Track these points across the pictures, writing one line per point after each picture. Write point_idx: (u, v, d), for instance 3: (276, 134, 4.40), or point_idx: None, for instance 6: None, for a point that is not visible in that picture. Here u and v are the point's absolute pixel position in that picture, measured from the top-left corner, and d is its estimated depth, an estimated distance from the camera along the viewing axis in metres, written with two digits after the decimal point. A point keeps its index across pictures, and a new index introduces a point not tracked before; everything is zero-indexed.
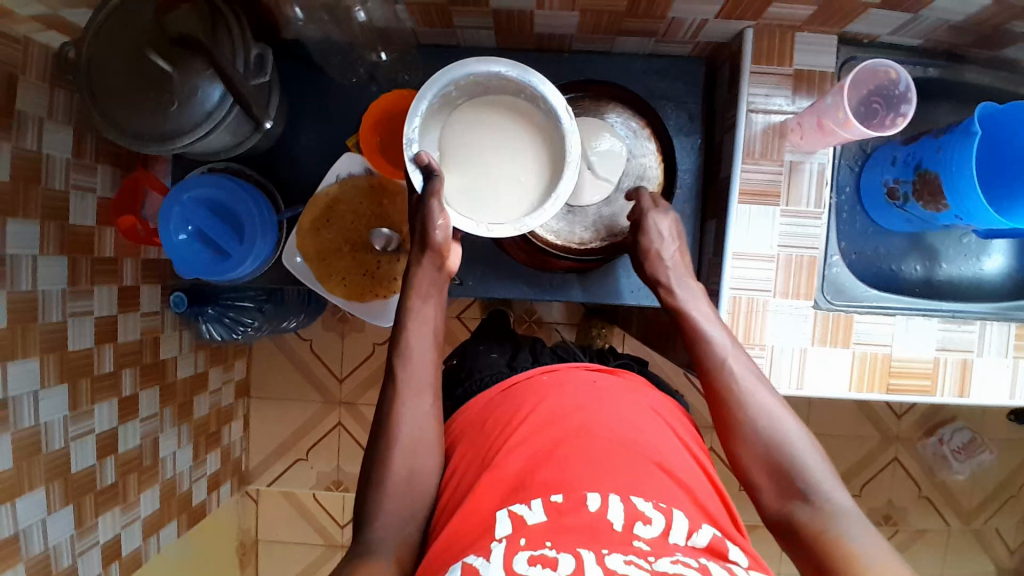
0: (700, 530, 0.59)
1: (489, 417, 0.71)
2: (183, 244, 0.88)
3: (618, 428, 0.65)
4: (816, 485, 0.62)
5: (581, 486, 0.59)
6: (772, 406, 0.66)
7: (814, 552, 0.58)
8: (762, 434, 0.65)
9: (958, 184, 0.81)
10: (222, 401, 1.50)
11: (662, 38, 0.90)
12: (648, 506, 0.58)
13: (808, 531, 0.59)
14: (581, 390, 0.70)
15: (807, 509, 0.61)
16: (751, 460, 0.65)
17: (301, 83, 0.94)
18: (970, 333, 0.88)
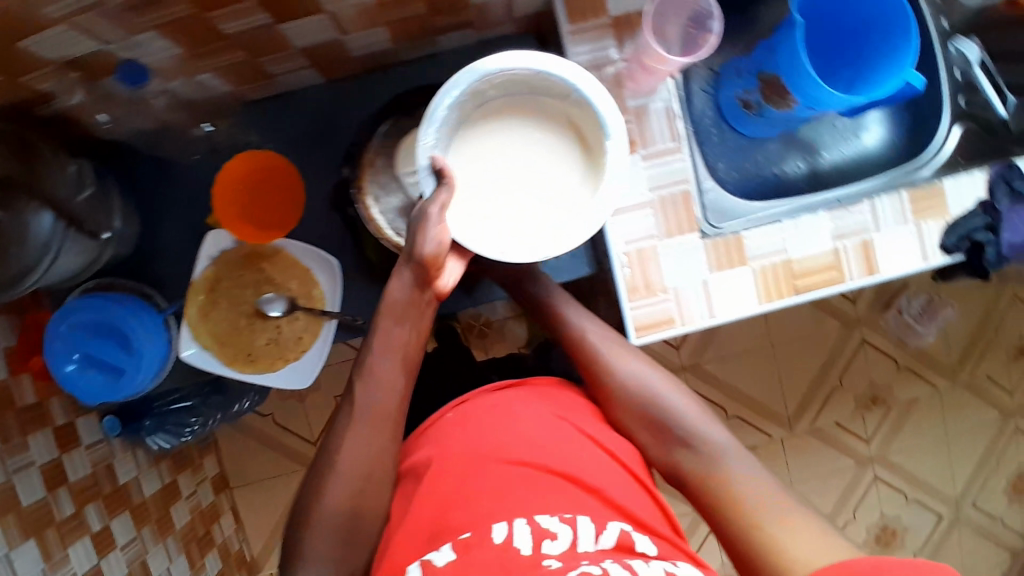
0: (605, 532, 0.64)
1: (404, 466, 0.74)
2: (74, 374, 0.85)
3: (519, 448, 0.70)
4: (693, 432, 0.73)
5: (488, 518, 0.64)
6: (646, 374, 0.77)
7: (703, 490, 0.70)
8: (642, 401, 0.75)
9: (797, 77, 0.80)
10: (202, 501, 1.47)
11: (480, 25, 0.89)
12: (553, 522, 0.63)
13: (690, 472, 0.71)
14: (482, 416, 0.74)
15: (691, 455, 0.72)
16: (635, 426, 0.76)
17: (145, 178, 0.92)
18: (860, 213, 0.87)
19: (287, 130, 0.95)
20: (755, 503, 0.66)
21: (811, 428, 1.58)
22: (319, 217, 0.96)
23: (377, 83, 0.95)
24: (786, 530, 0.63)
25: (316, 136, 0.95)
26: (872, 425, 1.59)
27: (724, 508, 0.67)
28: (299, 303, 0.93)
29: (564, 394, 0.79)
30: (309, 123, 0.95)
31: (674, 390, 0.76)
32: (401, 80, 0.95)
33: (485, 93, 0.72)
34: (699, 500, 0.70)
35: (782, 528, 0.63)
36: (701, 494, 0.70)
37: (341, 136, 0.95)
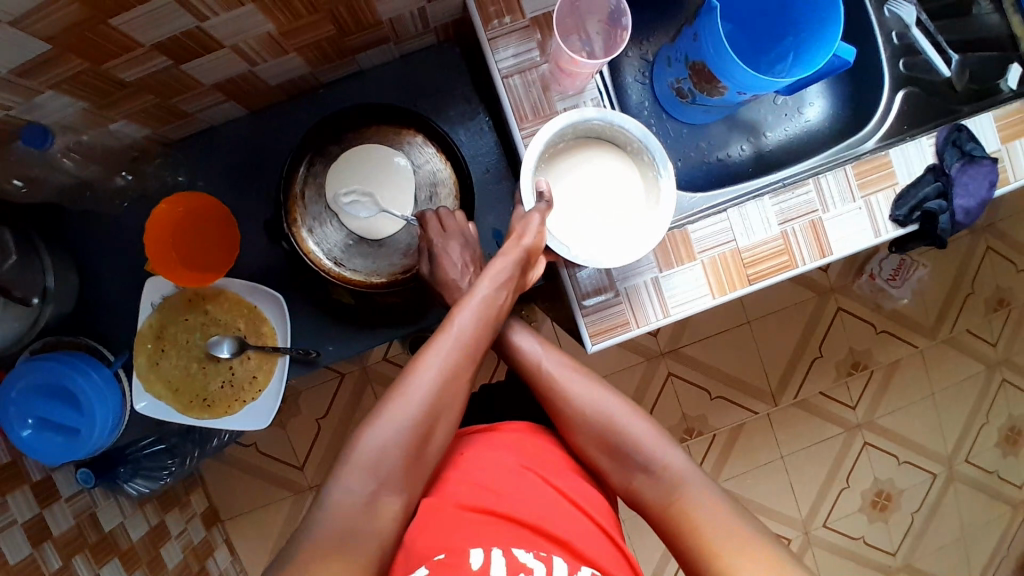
0: (580, 575, 0.62)
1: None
2: (30, 438, 0.83)
3: (491, 482, 0.68)
4: (652, 457, 0.73)
5: (464, 544, 0.61)
6: (602, 398, 0.77)
7: (664, 518, 0.70)
8: (600, 427, 0.75)
9: (722, 62, 0.77)
10: (193, 539, 1.46)
11: (399, 39, 0.87)
12: (529, 558, 0.61)
13: (650, 499, 0.72)
14: (456, 462, 0.72)
15: (650, 481, 0.72)
16: (595, 452, 0.75)
17: (77, 231, 0.90)
18: (807, 193, 0.86)
19: (216, 166, 0.92)
20: (716, 533, 0.66)
21: (795, 400, 1.57)
22: (260, 250, 0.94)
23: (304, 109, 0.93)
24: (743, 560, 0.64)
25: (247, 168, 0.93)
26: (857, 392, 1.59)
27: (686, 537, 0.67)
28: (249, 342, 0.91)
29: (538, 439, 0.75)
30: (239, 156, 0.92)
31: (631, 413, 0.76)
32: (327, 103, 0.93)
33: (570, 135, 0.81)
34: (661, 527, 0.70)
35: (740, 557, 0.64)
36: (663, 519, 0.70)
37: (272, 165, 0.93)
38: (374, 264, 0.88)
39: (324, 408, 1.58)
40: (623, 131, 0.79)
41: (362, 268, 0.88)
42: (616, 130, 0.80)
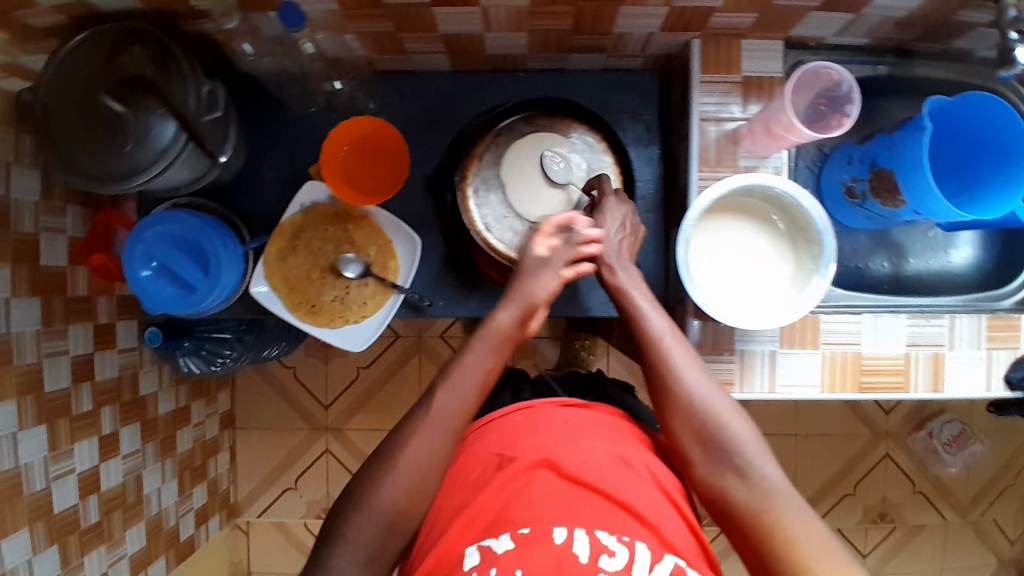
0: (662, 562, 0.64)
1: (463, 456, 0.76)
2: (148, 281, 0.87)
3: (587, 463, 0.70)
4: (750, 462, 0.71)
5: (548, 519, 0.65)
6: (711, 390, 0.75)
7: (750, 523, 0.68)
8: (702, 416, 0.73)
9: (913, 179, 0.81)
10: (206, 434, 1.52)
11: (613, 54, 0.90)
12: (612, 540, 0.64)
13: (740, 501, 0.69)
14: (552, 427, 0.74)
15: (742, 484, 0.70)
16: (688, 441, 0.74)
17: (261, 117, 0.96)
18: (939, 326, 0.88)
19: (402, 104, 0.97)
20: (809, 549, 0.65)
21: None
22: (410, 194, 0.98)
23: (500, 83, 0.96)
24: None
25: (430, 117, 0.97)
26: (873, 541, 1.56)
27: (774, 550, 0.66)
28: (373, 270, 0.95)
29: (625, 425, 0.78)
30: (426, 104, 0.97)
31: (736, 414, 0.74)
32: (521, 86, 0.96)
33: (751, 196, 0.80)
34: (744, 532, 0.69)
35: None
36: (748, 526, 0.68)
37: (452, 122, 0.97)
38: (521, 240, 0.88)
39: (369, 360, 1.61)
40: (805, 214, 0.77)
41: (507, 242, 0.88)
42: (798, 211, 0.77)
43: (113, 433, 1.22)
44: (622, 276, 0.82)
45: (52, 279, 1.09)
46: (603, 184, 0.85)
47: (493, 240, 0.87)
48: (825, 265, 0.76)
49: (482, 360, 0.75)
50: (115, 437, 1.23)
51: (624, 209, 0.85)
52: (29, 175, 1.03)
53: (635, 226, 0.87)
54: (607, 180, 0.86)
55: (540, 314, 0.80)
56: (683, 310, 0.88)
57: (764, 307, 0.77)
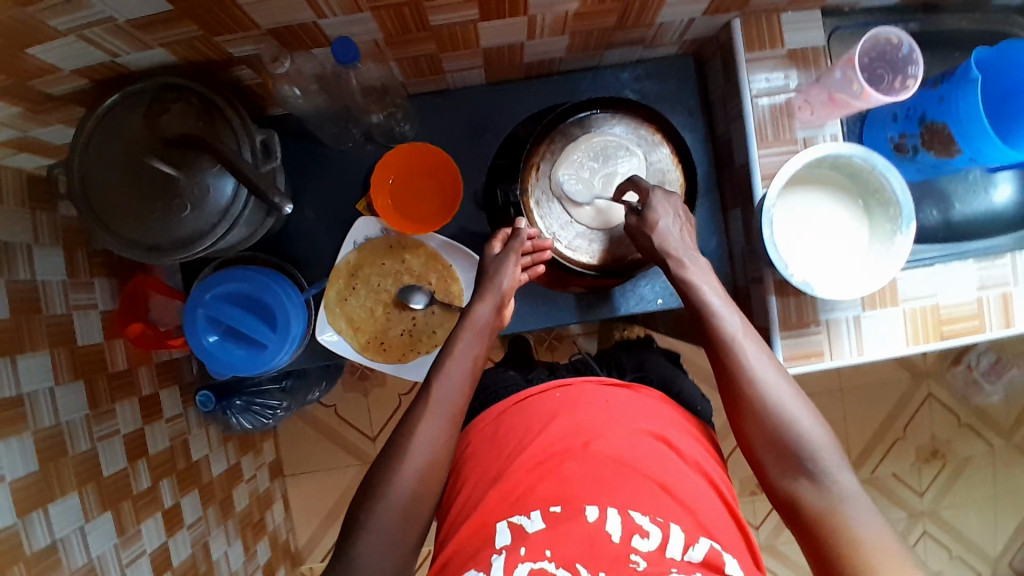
0: (696, 545, 0.67)
1: (501, 429, 0.80)
2: (216, 345, 0.84)
3: (618, 442, 0.74)
4: (824, 469, 0.67)
5: (581, 500, 0.69)
6: (788, 393, 0.71)
7: (819, 532, 0.65)
8: (775, 423, 0.70)
9: (969, 129, 0.82)
10: (259, 487, 1.49)
11: (649, 45, 0.89)
12: (645, 521, 0.67)
13: (810, 507, 0.67)
14: (592, 406, 0.79)
15: (815, 491, 0.67)
16: (761, 447, 0.71)
17: (297, 159, 0.93)
18: (1003, 266, 0.90)
19: (440, 124, 0.95)
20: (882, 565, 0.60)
21: (868, 476, 1.58)
22: (461, 213, 0.96)
23: (535, 89, 0.95)
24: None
25: (469, 133, 0.95)
26: (927, 479, 1.60)
27: (842, 557, 0.62)
28: (436, 297, 0.94)
29: (665, 406, 0.83)
30: (465, 121, 0.95)
31: (813, 417, 0.70)
32: (557, 89, 0.95)
33: (821, 166, 0.80)
34: (811, 538, 0.66)
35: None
36: (817, 534, 0.65)
37: (492, 135, 0.95)
38: (590, 244, 0.89)
39: (408, 386, 1.59)
40: (881, 179, 0.77)
41: (575, 249, 0.88)
42: (873, 176, 0.78)
43: (176, 505, 1.18)
44: (690, 270, 0.79)
45: (91, 358, 1.04)
46: (642, 186, 0.82)
47: (561, 249, 0.88)
48: (907, 223, 0.76)
49: (471, 349, 0.79)
50: (177, 508, 1.19)
51: (673, 202, 0.82)
52: (52, 254, 0.98)
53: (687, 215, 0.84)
54: (642, 180, 0.84)
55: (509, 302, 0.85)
56: (758, 288, 0.88)
57: (849, 273, 0.79)
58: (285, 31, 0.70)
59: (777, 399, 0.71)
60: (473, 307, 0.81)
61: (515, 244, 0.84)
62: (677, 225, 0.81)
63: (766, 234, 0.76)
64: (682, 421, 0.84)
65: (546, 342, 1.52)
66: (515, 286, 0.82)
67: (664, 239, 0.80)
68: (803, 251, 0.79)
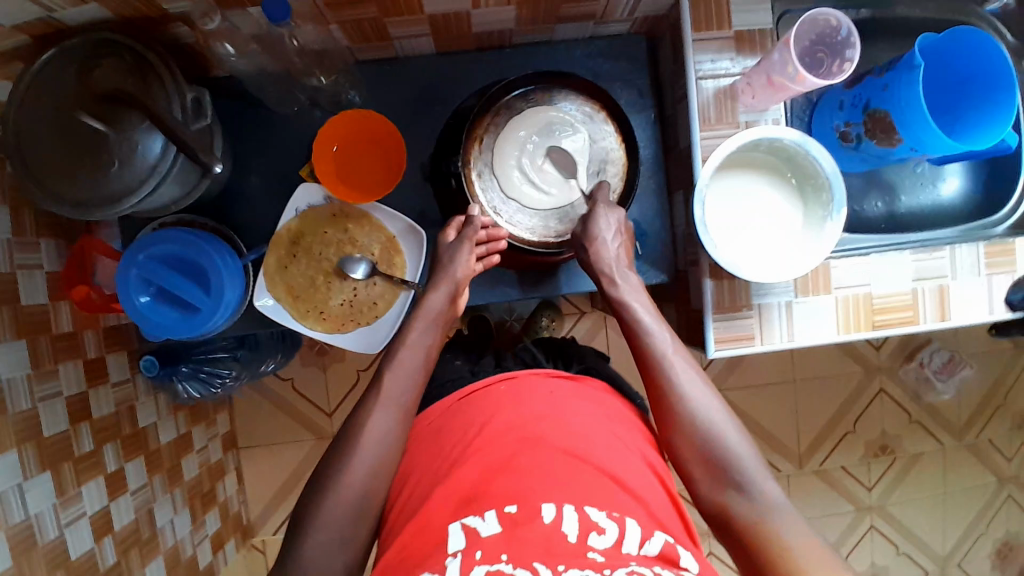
0: (652, 539, 0.68)
1: (445, 425, 0.81)
2: (147, 306, 0.84)
3: (567, 436, 0.75)
4: (751, 480, 0.71)
5: (535, 496, 0.68)
6: (717, 412, 0.75)
7: (751, 541, 0.69)
8: (704, 436, 0.74)
9: (910, 117, 0.82)
10: (210, 457, 1.49)
11: (600, 20, 0.89)
12: (601, 517, 0.67)
13: (737, 516, 0.71)
14: (535, 399, 0.81)
15: (743, 501, 0.71)
16: (692, 460, 0.74)
17: (243, 123, 0.92)
18: (941, 259, 0.91)
19: (389, 94, 0.94)
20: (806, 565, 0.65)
21: (818, 468, 1.60)
22: (407, 185, 0.96)
23: (486, 61, 0.94)
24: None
25: (418, 104, 0.95)
26: (877, 474, 1.62)
27: (768, 560, 0.67)
28: (379, 268, 0.93)
29: (608, 398, 0.86)
30: (414, 92, 0.94)
31: (737, 431, 0.75)
32: (509, 64, 0.95)
33: (756, 150, 0.80)
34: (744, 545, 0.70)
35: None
36: (752, 545, 0.69)
37: (442, 107, 0.95)
38: (533, 220, 0.88)
39: (368, 362, 1.60)
40: (815, 165, 0.78)
41: (517, 225, 0.88)
42: (805, 159, 0.78)
43: (119, 469, 1.17)
44: (620, 287, 0.82)
45: (34, 319, 1.02)
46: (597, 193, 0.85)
47: (503, 224, 0.87)
48: (836, 208, 0.77)
49: (423, 339, 0.81)
50: (121, 472, 1.18)
51: (613, 214, 0.84)
52: None
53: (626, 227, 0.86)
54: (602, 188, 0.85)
55: (464, 291, 0.86)
56: (696, 272, 0.88)
57: (778, 253, 0.79)
58: None
59: (706, 416, 0.74)
60: (427, 295, 0.83)
61: (470, 232, 0.84)
62: (615, 243, 0.83)
63: (698, 215, 0.76)
64: (629, 414, 0.87)
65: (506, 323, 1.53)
66: (469, 276, 0.83)
67: (601, 250, 0.82)
68: (736, 230, 0.80)
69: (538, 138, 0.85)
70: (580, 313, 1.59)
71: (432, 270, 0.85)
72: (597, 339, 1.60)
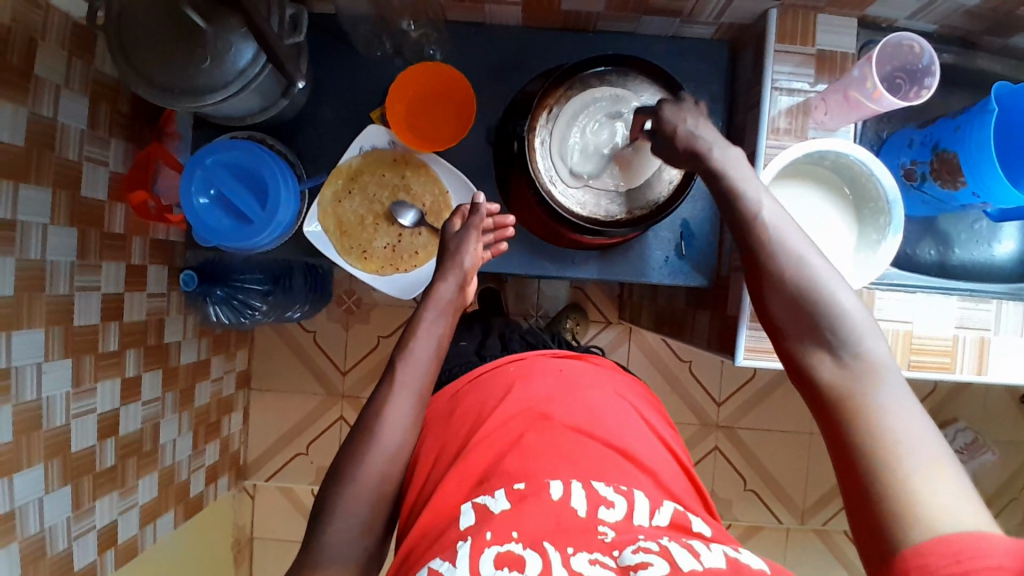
0: (661, 509, 0.68)
1: (456, 407, 0.82)
2: (204, 209, 0.87)
3: (576, 417, 0.76)
4: (849, 340, 0.58)
5: (544, 475, 0.68)
6: (828, 268, 0.61)
7: (831, 407, 0.57)
8: (798, 291, 0.61)
9: (978, 162, 0.81)
10: (222, 390, 1.52)
11: (686, 19, 0.91)
12: (609, 492, 0.67)
13: (824, 384, 0.58)
14: (546, 376, 0.81)
15: (834, 364, 0.58)
16: (782, 320, 0.62)
17: (330, 60, 0.97)
18: (986, 311, 0.89)
19: (470, 56, 0.97)
20: (904, 450, 0.52)
21: (818, 526, 1.60)
22: (472, 146, 0.98)
23: (568, 42, 0.97)
24: (917, 479, 0.50)
25: (496, 71, 0.97)
26: None
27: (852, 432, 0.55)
28: (427, 220, 0.96)
29: (616, 375, 0.87)
30: (495, 58, 0.97)
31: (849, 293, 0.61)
32: (589, 48, 0.97)
33: (822, 164, 0.81)
34: (828, 419, 0.57)
35: (923, 480, 0.50)
36: (828, 413, 0.57)
37: (518, 77, 0.98)
38: (583, 196, 0.89)
39: (390, 330, 1.62)
40: (876, 187, 0.78)
41: (568, 196, 0.89)
42: (870, 183, 0.78)
43: (136, 377, 1.20)
44: (726, 152, 0.70)
45: (89, 210, 1.06)
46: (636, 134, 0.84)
47: (554, 192, 0.88)
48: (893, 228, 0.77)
49: (434, 326, 0.81)
50: (137, 380, 1.21)
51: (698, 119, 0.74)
52: (78, 102, 1.01)
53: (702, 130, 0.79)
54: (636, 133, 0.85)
55: (474, 279, 0.89)
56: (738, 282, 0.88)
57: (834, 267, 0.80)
58: None
59: (810, 272, 0.61)
60: (438, 284, 0.83)
61: (476, 220, 0.88)
62: (696, 118, 0.74)
63: None
64: (637, 386, 0.90)
65: (530, 316, 1.55)
66: (476, 263, 0.86)
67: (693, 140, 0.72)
68: None
69: (607, 120, 0.88)
70: (606, 322, 1.58)
71: (441, 258, 0.87)
72: (619, 351, 1.58)
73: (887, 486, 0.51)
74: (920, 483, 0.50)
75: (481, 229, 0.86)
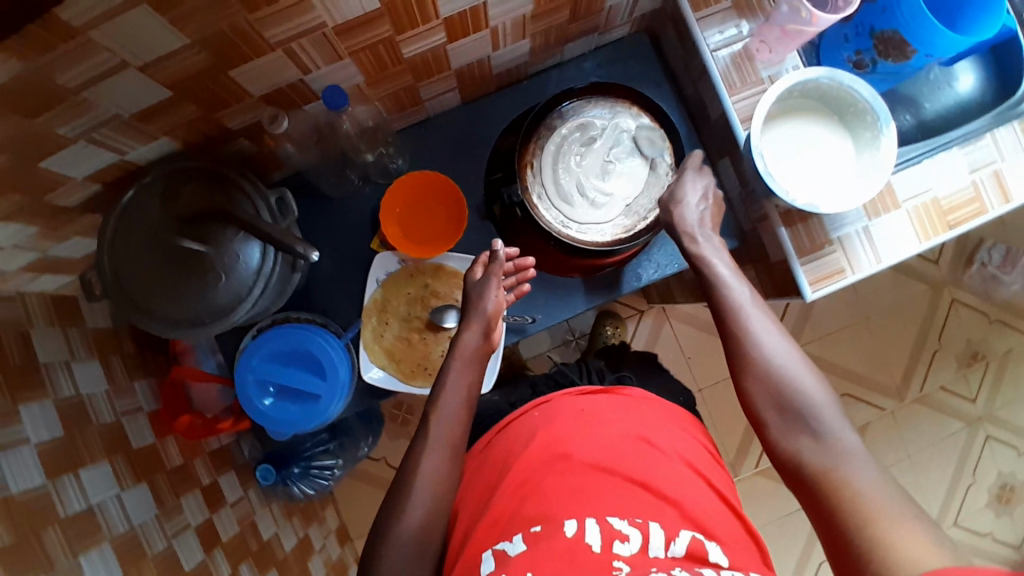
0: (678, 539, 0.67)
1: (487, 456, 0.83)
2: (272, 407, 0.87)
3: (603, 453, 0.76)
4: (826, 428, 0.69)
5: (561, 515, 0.68)
6: (796, 364, 0.74)
7: (817, 481, 0.67)
8: (777, 382, 0.73)
9: (918, 29, 0.86)
10: (332, 554, 1.46)
11: (603, 30, 0.95)
12: (624, 524, 0.67)
13: (809, 466, 0.68)
14: (569, 420, 0.81)
15: (816, 447, 0.69)
16: (765, 405, 0.74)
17: (309, 216, 0.98)
18: (986, 146, 0.94)
19: (429, 151, 1.00)
20: (882, 513, 0.61)
21: (919, 395, 1.60)
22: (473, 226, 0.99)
23: (509, 96, 1.00)
24: (896, 535, 0.59)
25: (459, 152, 1.00)
26: (976, 383, 1.61)
27: (839, 505, 0.64)
28: None
29: (651, 404, 0.86)
30: (454, 142, 1.00)
31: (819, 385, 0.73)
32: (529, 93, 1.01)
33: (792, 97, 0.86)
34: (813, 497, 0.67)
35: (891, 533, 0.59)
36: (818, 492, 0.67)
37: (480, 149, 1.00)
38: (598, 222, 0.91)
39: None
40: (850, 93, 0.82)
41: (586, 229, 0.90)
42: (842, 92, 0.83)
43: None
44: (702, 246, 0.84)
45: (147, 457, 0.98)
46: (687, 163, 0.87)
47: (574, 233, 0.90)
48: (885, 124, 0.81)
49: (461, 378, 0.83)
50: None
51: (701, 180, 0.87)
52: (89, 366, 0.91)
53: (714, 195, 0.88)
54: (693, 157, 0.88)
55: (497, 326, 0.89)
56: (768, 228, 0.92)
57: (843, 184, 0.84)
58: (275, 92, 0.76)
59: (781, 365, 0.74)
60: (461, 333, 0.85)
61: (497, 266, 0.88)
62: (697, 207, 0.86)
63: (761, 166, 0.81)
64: (673, 407, 0.89)
65: (570, 343, 1.57)
66: (498, 308, 0.87)
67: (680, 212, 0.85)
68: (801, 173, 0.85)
69: (585, 150, 0.91)
70: (639, 312, 1.60)
71: (463, 306, 0.88)
72: (663, 333, 1.61)
73: (866, 549, 0.59)
74: (893, 537, 0.59)
75: (503, 274, 0.87)
